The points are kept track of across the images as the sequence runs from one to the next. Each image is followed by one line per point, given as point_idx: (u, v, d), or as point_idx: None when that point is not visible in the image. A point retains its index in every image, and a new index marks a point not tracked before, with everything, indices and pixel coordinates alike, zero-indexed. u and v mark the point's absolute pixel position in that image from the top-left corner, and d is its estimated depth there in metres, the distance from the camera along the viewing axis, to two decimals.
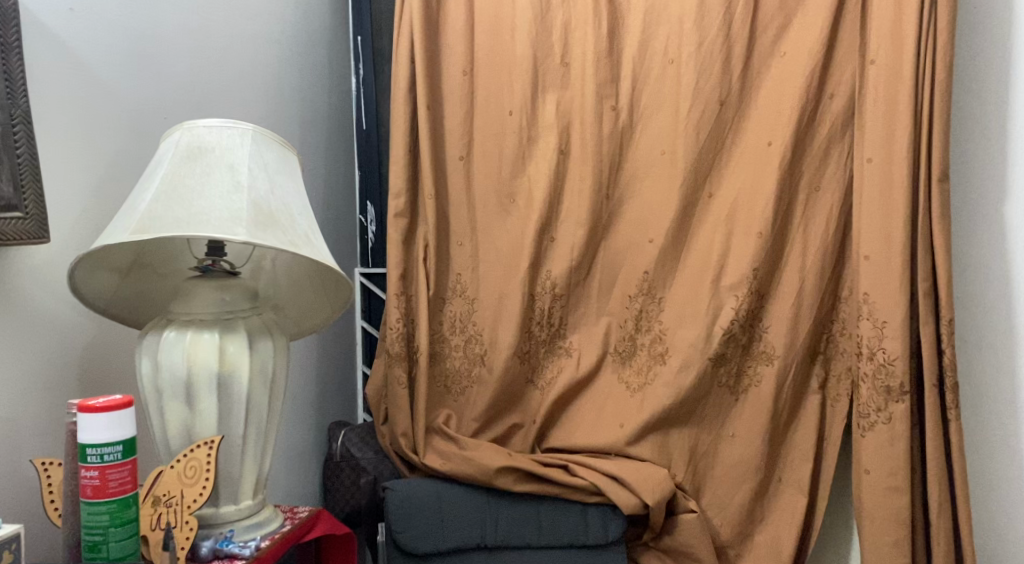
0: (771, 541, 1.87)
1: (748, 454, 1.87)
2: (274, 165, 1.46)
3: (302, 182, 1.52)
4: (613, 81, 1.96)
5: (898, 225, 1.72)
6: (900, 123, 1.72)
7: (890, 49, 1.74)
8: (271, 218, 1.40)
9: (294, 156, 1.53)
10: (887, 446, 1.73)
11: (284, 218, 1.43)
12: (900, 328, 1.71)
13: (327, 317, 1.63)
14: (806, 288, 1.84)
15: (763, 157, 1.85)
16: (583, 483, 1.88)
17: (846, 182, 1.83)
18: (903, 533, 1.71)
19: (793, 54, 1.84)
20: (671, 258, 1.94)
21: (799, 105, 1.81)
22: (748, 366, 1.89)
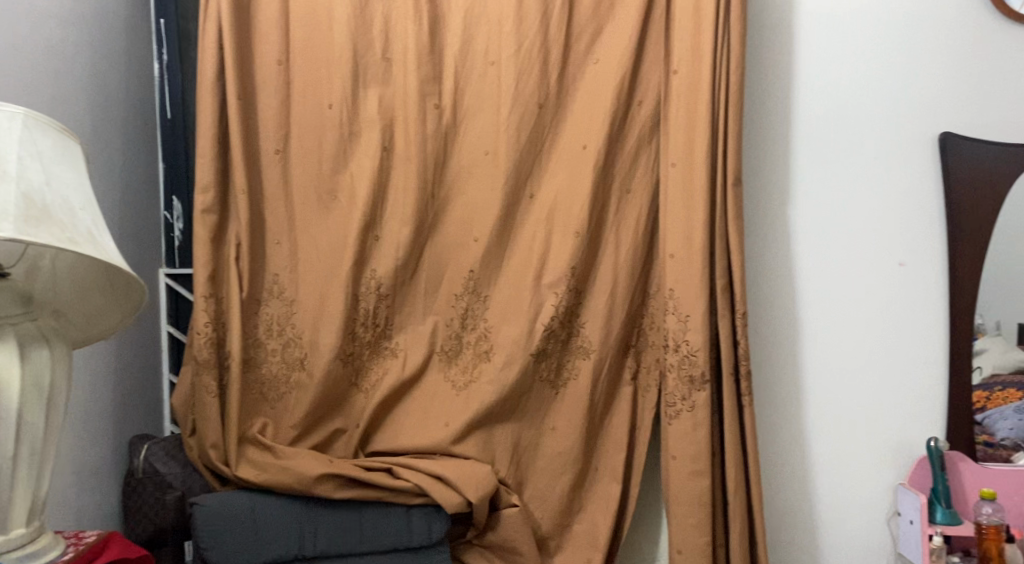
0: (588, 529, 1.94)
1: (567, 446, 1.93)
2: (50, 153, 1.32)
3: (85, 173, 1.38)
4: (435, 79, 1.96)
5: (698, 226, 1.84)
6: (699, 131, 1.84)
7: (690, 60, 1.86)
8: (45, 213, 1.27)
9: (76, 144, 1.39)
10: (690, 432, 1.85)
11: (61, 212, 1.29)
12: (701, 321, 1.84)
13: (118, 323, 1.51)
14: (619, 285, 1.93)
15: (579, 159, 1.92)
16: (408, 485, 1.86)
17: (654, 184, 1.94)
18: (705, 513, 1.84)
19: (605, 61, 1.93)
20: (495, 258, 1.96)
21: (611, 110, 1.90)
22: (567, 360, 1.95)
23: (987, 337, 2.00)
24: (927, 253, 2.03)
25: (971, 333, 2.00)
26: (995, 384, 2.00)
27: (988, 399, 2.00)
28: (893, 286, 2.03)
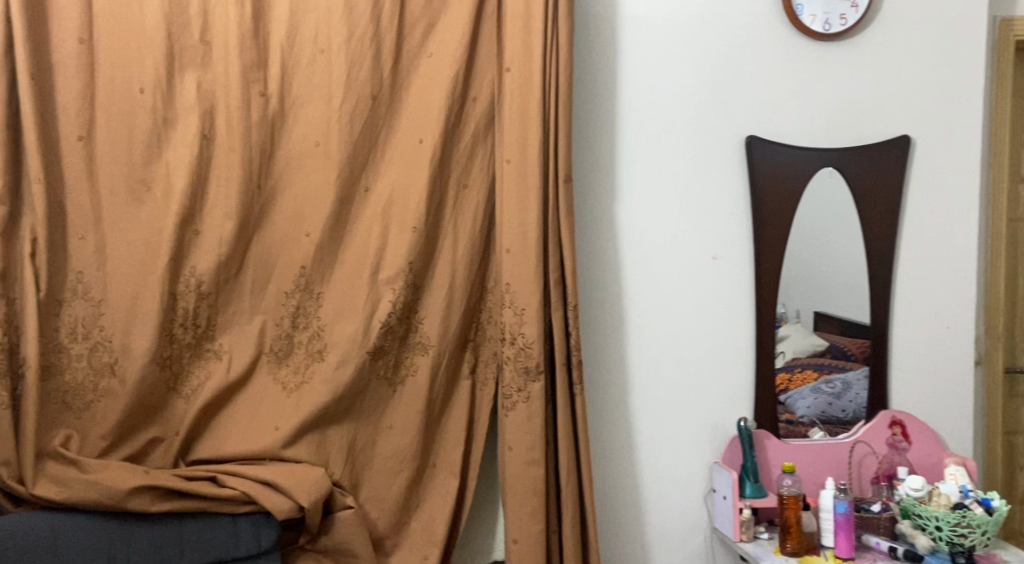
0: (426, 525, 1.93)
1: (404, 444, 1.91)
2: None
3: None
4: (260, 66, 1.86)
5: (533, 221, 1.88)
6: (532, 128, 1.88)
7: (521, 58, 1.89)
8: None
9: None
10: (526, 423, 1.88)
11: None
12: (536, 314, 1.87)
13: None
14: (457, 280, 1.92)
15: (415, 153, 1.90)
16: (235, 493, 1.77)
17: (490, 180, 1.95)
18: (539, 501, 1.87)
19: (439, 55, 1.91)
20: (327, 253, 1.90)
21: (446, 105, 1.89)
22: (405, 357, 1.92)
23: (788, 325, 2.19)
24: (736, 247, 2.19)
25: (774, 320, 2.19)
26: (795, 367, 2.20)
27: (789, 381, 2.20)
28: (707, 278, 2.18)
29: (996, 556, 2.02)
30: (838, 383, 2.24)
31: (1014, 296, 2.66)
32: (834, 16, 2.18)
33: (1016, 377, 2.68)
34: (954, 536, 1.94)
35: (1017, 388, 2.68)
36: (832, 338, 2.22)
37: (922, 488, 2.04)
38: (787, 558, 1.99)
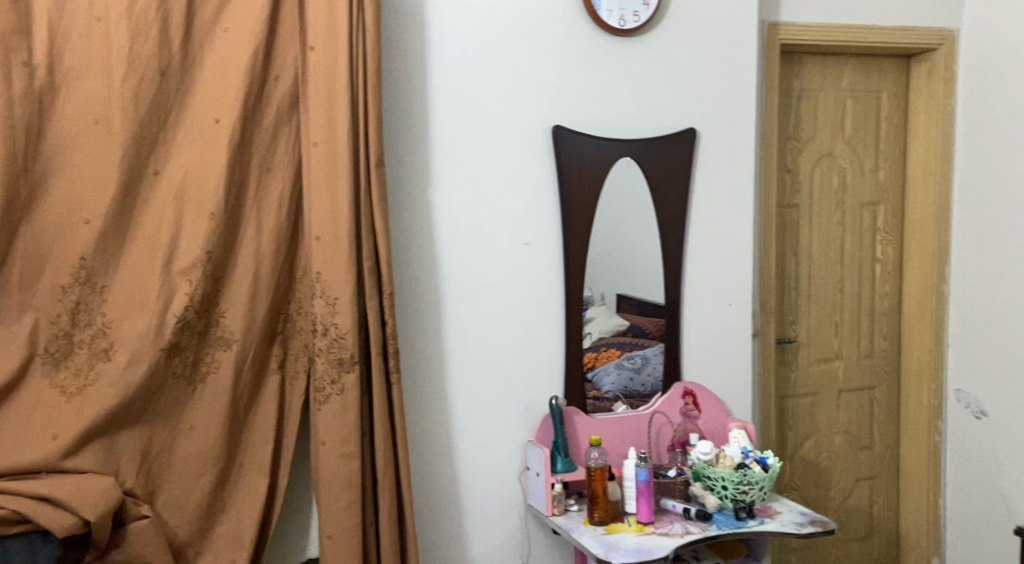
0: (233, 529, 1.82)
1: (206, 445, 1.78)
2: None
3: None
4: (22, 34, 1.65)
5: (343, 208, 1.81)
6: (339, 111, 1.81)
7: (326, 38, 1.81)
8: None
9: None
10: (340, 416, 1.82)
11: None
12: (349, 303, 1.81)
13: None
14: (262, 270, 1.82)
15: (211, 135, 1.77)
16: (4, 513, 1.58)
17: (295, 165, 1.85)
18: (355, 495, 1.82)
19: (235, 30, 1.78)
20: (112, 242, 1.72)
21: (245, 85, 1.78)
22: (205, 353, 1.79)
23: (594, 307, 2.29)
24: (546, 232, 2.25)
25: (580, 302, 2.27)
26: (600, 345, 2.31)
27: (595, 359, 2.31)
28: (518, 263, 2.23)
29: (771, 508, 2.19)
30: (638, 358, 2.37)
31: (783, 273, 2.92)
32: (628, 13, 2.27)
33: (786, 347, 2.95)
34: (737, 493, 2.10)
35: (786, 356, 2.96)
36: (632, 318, 2.34)
37: (710, 451, 2.19)
38: (595, 527, 2.04)
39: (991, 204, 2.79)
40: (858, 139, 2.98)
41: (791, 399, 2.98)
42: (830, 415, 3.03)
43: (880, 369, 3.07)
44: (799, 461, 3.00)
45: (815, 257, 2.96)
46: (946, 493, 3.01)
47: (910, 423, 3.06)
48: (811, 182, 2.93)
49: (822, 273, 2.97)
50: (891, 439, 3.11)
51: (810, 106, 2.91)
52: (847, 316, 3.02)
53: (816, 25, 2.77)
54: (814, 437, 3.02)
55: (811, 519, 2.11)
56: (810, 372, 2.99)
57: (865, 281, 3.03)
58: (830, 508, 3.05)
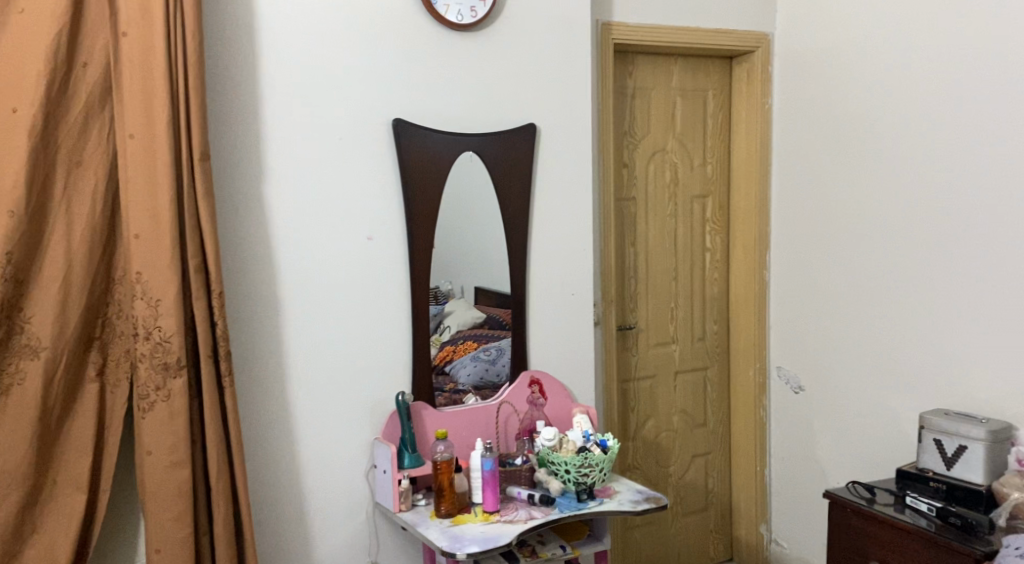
0: (46, 549, 1.70)
1: (12, 463, 1.65)
2: None
3: None
4: None
5: (165, 204, 1.72)
6: (158, 102, 1.72)
7: (140, 23, 1.71)
8: None
9: None
10: (166, 423, 1.73)
11: None
12: (174, 304, 1.72)
13: None
14: (73, 272, 1.70)
15: (7, 126, 1.64)
16: None
17: (110, 158, 1.74)
18: (185, 505, 1.74)
19: (33, 11, 1.65)
20: None
21: (47, 73, 1.65)
22: (7, 363, 1.65)
23: (453, 300, 2.30)
24: (388, 227, 2.23)
25: (436, 295, 2.27)
26: (458, 338, 2.33)
27: (453, 352, 2.32)
28: (359, 257, 2.19)
29: (611, 488, 2.27)
30: (493, 350, 2.40)
31: (622, 263, 3.04)
32: (465, 7, 2.28)
33: (627, 333, 3.07)
34: (580, 476, 2.17)
35: (627, 342, 3.08)
36: (489, 310, 2.36)
37: (553, 437, 2.25)
38: (441, 520, 2.05)
39: (804, 195, 3.00)
40: (687, 134, 3.13)
41: (632, 383, 3.10)
42: (668, 396, 3.18)
43: (712, 350, 3.26)
44: (641, 441, 3.13)
45: (651, 246, 3.09)
46: (771, 464, 3.22)
47: (739, 401, 3.26)
48: (646, 175, 3.06)
49: (658, 261, 3.11)
50: (722, 416, 3.30)
51: (643, 102, 3.03)
52: (681, 302, 3.18)
53: (646, 25, 2.89)
54: (653, 417, 3.16)
55: (646, 496, 2.20)
56: (649, 356, 3.13)
57: (697, 268, 3.20)
58: (670, 484, 3.21)
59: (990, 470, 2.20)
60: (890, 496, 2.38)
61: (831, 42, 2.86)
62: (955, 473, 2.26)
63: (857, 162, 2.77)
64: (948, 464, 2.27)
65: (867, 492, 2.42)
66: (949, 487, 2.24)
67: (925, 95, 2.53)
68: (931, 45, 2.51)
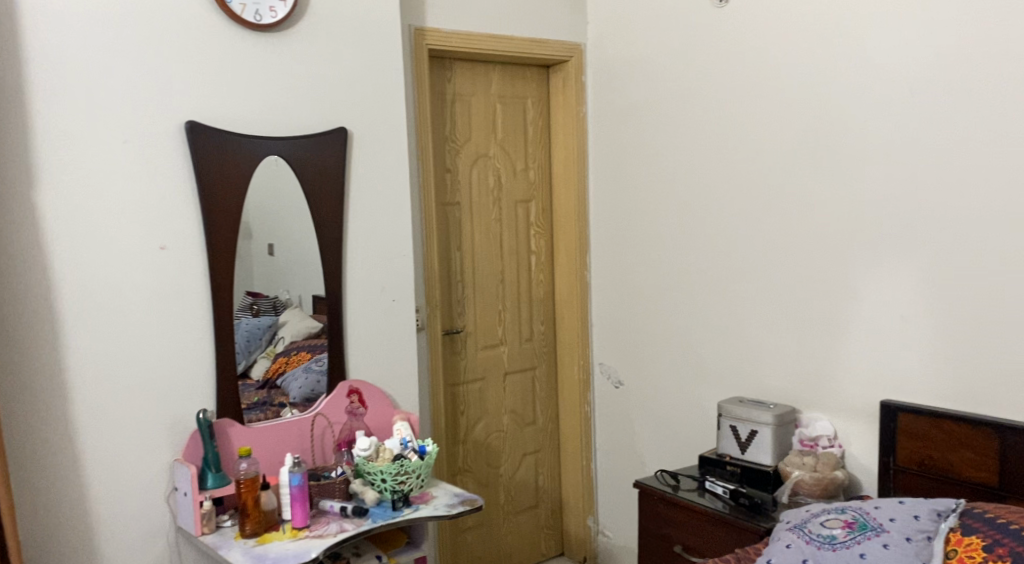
0: None
1: None
2: None
3: None
4: None
5: None
6: None
7: None
8: None
9: None
10: None
11: None
12: None
13: None
14: None
15: None
16: None
17: None
18: None
19: None
20: None
21: None
22: None
23: (290, 309, 2.27)
24: (184, 237, 2.12)
25: (275, 305, 2.24)
26: (292, 349, 2.29)
27: (286, 363, 2.28)
28: (151, 270, 2.07)
29: (428, 494, 2.26)
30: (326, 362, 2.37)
31: (448, 267, 3.04)
32: (263, 7, 2.21)
33: (454, 337, 3.07)
34: (396, 484, 2.15)
35: (455, 346, 3.08)
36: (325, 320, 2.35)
37: (369, 446, 2.22)
38: (246, 541, 1.96)
39: (619, 197, 3.11)
40: (508, 140, 3.18)
41: (461, 387, 3.11)
42: (497, 398, 3.21)
43: (539, 350, 3.32)
44: (471, 444, 3.15)
45: (476, 250, 3.11)
46: (597, 458, 3.31)
47: (566, 399, 3.33)
48: (468, 180, 3.08)
49: (484, 265, 3.13)
50: (551, 414, 3.37)
51: (463, 109, 3.05)
52: (509, 304, 3.22)
53: (462, 32, 2.90)
54: (483, 420, 3.18)
55: (462, 499, 2.22)
56: (478, 359, 3.15)
57: (522, 271, 3.25)
58: (501, 485, 3.24)
59: (776, 451, 2.41)
60: (693, 482, 2.53)
61: (638, 53, 2.98)
62: (748, 457, 2.45)
63: (665, 168, 2.91)
64: (742, 448, 2.47)
65: (672, 480, 2.56)
66: (742, 470, 2.42)
67: (722, 105, 2.69)
68: (726, 58, 2.67)
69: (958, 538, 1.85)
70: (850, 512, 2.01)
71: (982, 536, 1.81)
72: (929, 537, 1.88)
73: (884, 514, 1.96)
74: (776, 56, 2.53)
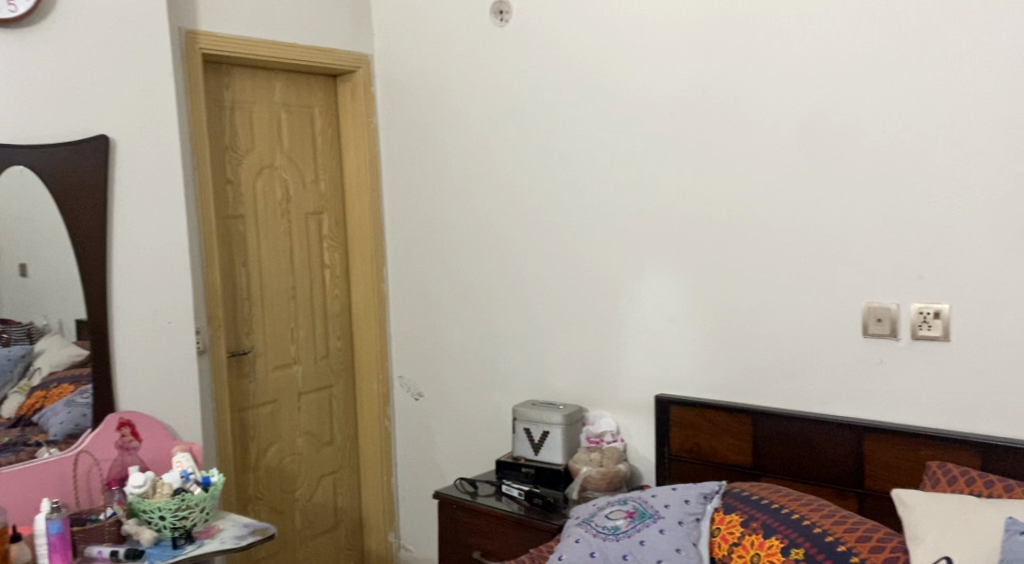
0: None
1: None
2: None
3: None
4: None
5: None
6: None
7: None
8: None
9: None
10: None
11: None
12: None
13: None
14: None
15: None
16: None
17: None
18: None
19: None
20: None
21: None
22: None
23: (46, 337, 2.09)
24: None
25: (30, 333, 2.06)
26: (51, 382, 2.10)
27: (44, 398, 2.08)
28: None
29: (213, 527, 2.11)
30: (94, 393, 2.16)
31: (233, 285, 2.85)
32: None
33: (241, 359, 2.89)
34: (176, 520, 1.99)
35: (242, 368, 2.89)
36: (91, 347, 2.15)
37: (144, 483, 2.04)
38: None
39: (412, 207, 3.07)
40: (296, 151, 3.04)
41: (251, 411, 2.93)
42: (291, 420, 3.06)
43: (335, 367, 3.20)
44: (263, 470, 2.98)
45: (264, 266, 2.94)
46: (398, 473, 3.25)
47: (365, 416, 3.24)
48: (253, 193, 2.90)
49: (273, 280, 2.97)
50: (350, 432, 3.27)
51: (244, 117, 2.88)
52: (301, 321, 3.07)
53: (239, 37, 2.74)
54: (276, 443, 3.02)
55: (251, 529, 2.09)
56: (268, 380, 2.98)
57: (314, 285, 3.12)
58: (297, 509, 3.09)
59: (567, 450, 2.49)
60: (491, 487, 2.56)
61: (426, 63, 2.96)
62: (541, 457, 2.51)
63: (456, 178, 2.91)
64: (535, 449, 2.53)
65: (471, 487, 2.58)
66: (536, 470, 2.48)
67: (511, 115, 2.74)
68: (510, 72, 2.72)
69: (721, 517, 2.03)
70: (631, 502, 2.14)
71: (740, 513, 1.99)
72: (698, 519, 2.04)
73: (660, 500, 2.10)
74: (558, 68, 2.61)
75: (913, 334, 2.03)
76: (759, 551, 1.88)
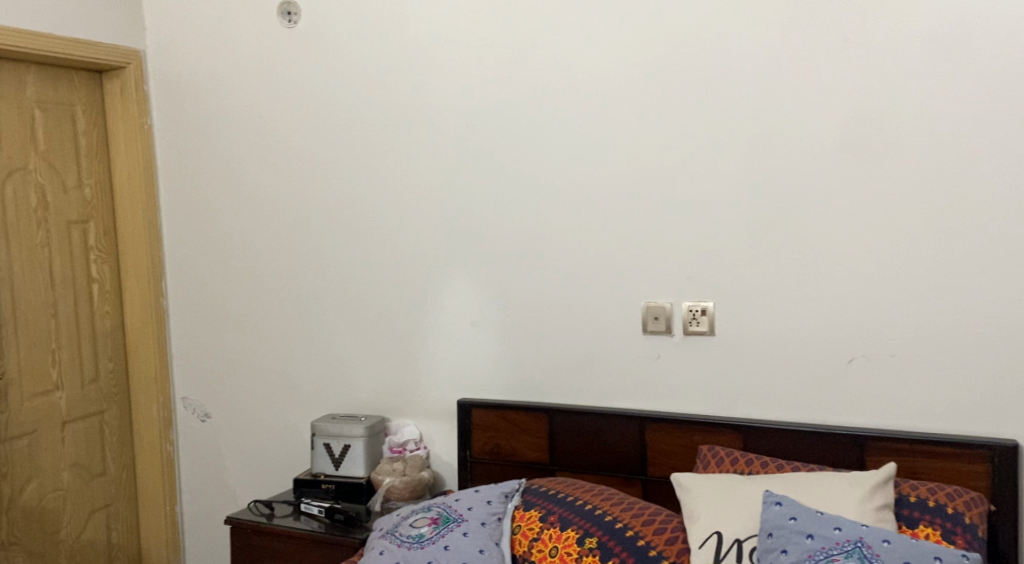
0: None
1: None
2: None
3: None
4: None
5: None
6: None
7: None
8: None
9: None
10: None
11: None
12: None
13: None
14: None
15: None
16: None
17: None
18: None
19: None
20: None
21: None
22: None
23: None
24: None
25: None
26: None
27: None
28: None
29: None
30: None
31: None
32: None
33: None
34: None
35: None
36: None
37: None
38: None
39: (194, 215, 2.86)
40: (55, 153, 2.73)
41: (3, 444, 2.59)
42: (53, 452, 2.74)
43: (107, 392, 2.91)
44: (20, 511, 2.64)
45: (18, 282, 2.62)
46: (183, 501, 3.02)
47: (143, 443, 2.98)
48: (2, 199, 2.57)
49: (29, 298, 2.65)
50: (125, 460, 2.99)
51: None
52: (65, 342, 2.77)
53: None
54: (36, 479, 2.69)
55: None
56: (26, 410, 2.65)
57: (80, 302, 2.82)
58: (63, 551, 2.78)
59: (368, 462, 2.46)
60: (288, 506, 2.46)
61: (207, 61, 2.78)
62: (343, 471, 2.46)
63: (244, 184, 2.76)
64: (336, 464, 2.46)
65: (267, 508, 2.46)
66: (337, 485, 2.43)
67: (303, 118, 2.64)
68: (300, 74, 2.63)
69: (522, 514, 2.09)
70: (435, 507, 2.13)
71: (539, 509, 2.06)
72: (499, 518, 2.08)
73: (463, 504, 2.11)
74: (353, 72, 2.56)
75: (685, 330, 2.21)
76: (558, 544, 1.95)
